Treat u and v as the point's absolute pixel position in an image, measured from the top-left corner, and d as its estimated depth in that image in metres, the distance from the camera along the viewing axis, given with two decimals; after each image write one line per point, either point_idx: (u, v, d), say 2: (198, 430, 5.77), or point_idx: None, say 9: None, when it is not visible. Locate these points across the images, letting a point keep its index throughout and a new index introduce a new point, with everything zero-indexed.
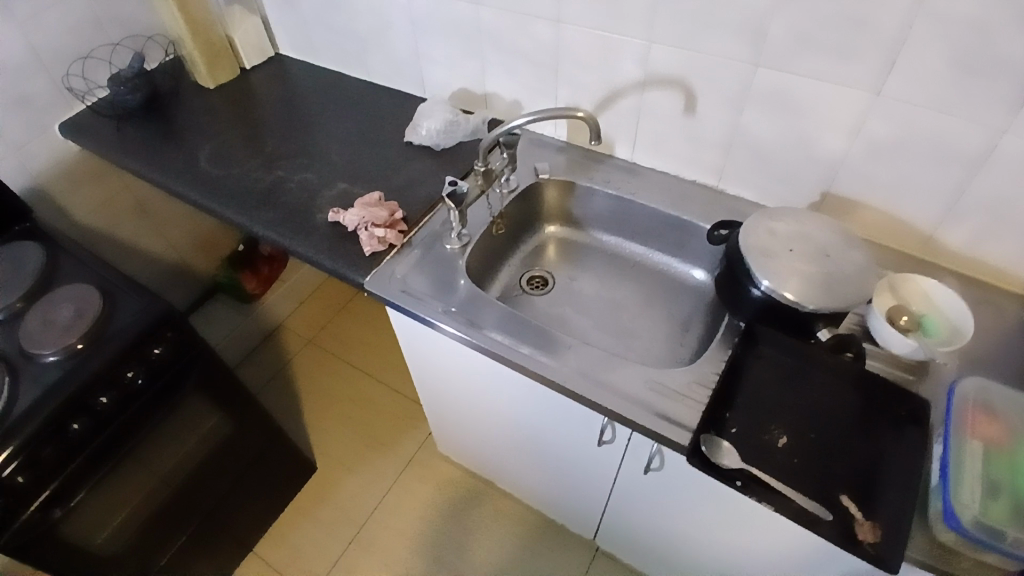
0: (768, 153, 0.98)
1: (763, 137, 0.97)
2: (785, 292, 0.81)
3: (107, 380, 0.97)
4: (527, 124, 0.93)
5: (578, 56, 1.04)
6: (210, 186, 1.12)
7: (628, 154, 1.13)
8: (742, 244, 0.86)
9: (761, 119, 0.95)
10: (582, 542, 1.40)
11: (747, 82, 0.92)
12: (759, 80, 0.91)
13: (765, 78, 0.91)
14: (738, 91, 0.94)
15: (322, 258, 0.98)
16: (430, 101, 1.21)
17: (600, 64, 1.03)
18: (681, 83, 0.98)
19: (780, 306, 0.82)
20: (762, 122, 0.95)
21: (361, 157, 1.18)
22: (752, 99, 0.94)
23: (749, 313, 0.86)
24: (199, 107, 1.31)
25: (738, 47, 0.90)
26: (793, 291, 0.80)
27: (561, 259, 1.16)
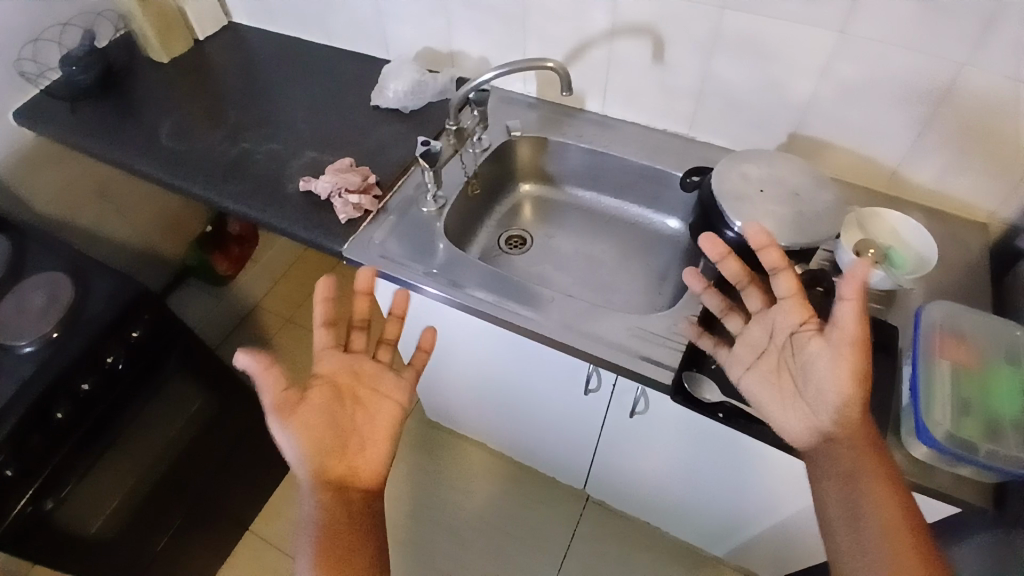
0: (737, 97, 0.99)
1: (732, 83, 0.98)
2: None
3: (88, 366, 0.95)
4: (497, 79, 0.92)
5: (547, 7, 1.02)
6: (175, 163, 1.09)
7: (599, 107, 1.13)
8: (715, 188, 0.88)
9: (730, 63, 0.96)
10: (573, 493, 1.44)
11: (715, 26, 0.93)
12: (727, 23, 0.92)
13: (733, 21, 0.91)
14: (706, 37, 0.94)
15: (297, 229, 0.97)
16: (395, 62, 1.18)
17: (570, 16, 1.02)
18: (651, 31, 0.97)
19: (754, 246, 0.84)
20: (730, 66, 0.96)
21: (329, 124, 1.15)
22: (721, 44, 0.94)
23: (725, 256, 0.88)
24: (155, 82, 1.26)
25: None
26: (766, 231, 0.82)
27: (537, 217, 1.16)
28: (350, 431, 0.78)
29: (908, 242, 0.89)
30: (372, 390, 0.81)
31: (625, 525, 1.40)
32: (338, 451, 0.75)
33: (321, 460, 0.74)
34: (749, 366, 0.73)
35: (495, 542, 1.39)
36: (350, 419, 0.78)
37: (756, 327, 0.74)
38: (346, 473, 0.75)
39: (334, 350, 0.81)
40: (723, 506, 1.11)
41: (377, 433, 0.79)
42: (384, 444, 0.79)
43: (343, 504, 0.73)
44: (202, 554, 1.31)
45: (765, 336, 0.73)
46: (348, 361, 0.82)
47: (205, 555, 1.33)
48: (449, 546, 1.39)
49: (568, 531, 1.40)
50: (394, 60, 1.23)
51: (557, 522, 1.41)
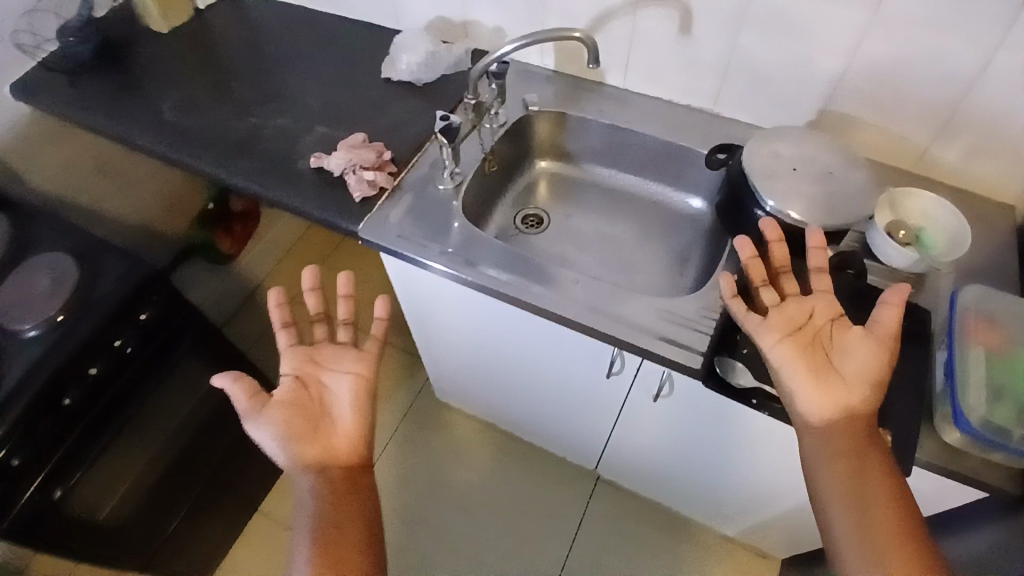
0: (766, 73, 0.95)
1: (760, 59, 0.94)
2: (788, 212, 0.81)
3: (96, 350, 0.93)
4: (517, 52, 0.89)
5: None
6: (181, 139, 1.06)
7: (620, 82, 1.09)
8: (746, 167, 0.86)
9: (760, 37, 0.92)
10: (584, 473, 1.43)
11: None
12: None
13: None
14: (734, 10, 0.91)
15: (311, 208, 0.94)
16: (407, 33, 1.13)
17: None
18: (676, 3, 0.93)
19: (784, 227, 0.82)
20: (759, 41, 0.92)
21: (340, 98, 1.11)
22: (751, 17, 0.90)
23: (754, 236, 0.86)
24: (156, 53, 1.22)
25: None
26: (797, 211, 0.80)
27: (553, 196, 1.13)
28: (320, 415, 0.76)
29: (944, 229, 0.86)
30: (334, 371, 0.79)
31: (636, 505, 1.40)
32: (311, 437, 0.73)
33: (297, 450, 0.72)
34: (785, 336, 0.70)
35: (506, 520, 1.39)
36: (321, 406, 0.77)
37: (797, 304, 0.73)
38: (325, 457, 0.73)
39: (294, 347, 0.80)
40: (743, 486, 1.10)
41: (346, 407, 0.77)
42: (354, 419, 0.76)
43: (327, 489, 0.71)
44: (214, 534, 1.31)
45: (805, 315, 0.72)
46: (310, 351, 0.80)
47: (216, 536, 1.32)
48: (460, 526, 1.38)
49: (579, 510, 1.39)
50: (405, 31, 1.18)
51: (568, 500, 1.41)
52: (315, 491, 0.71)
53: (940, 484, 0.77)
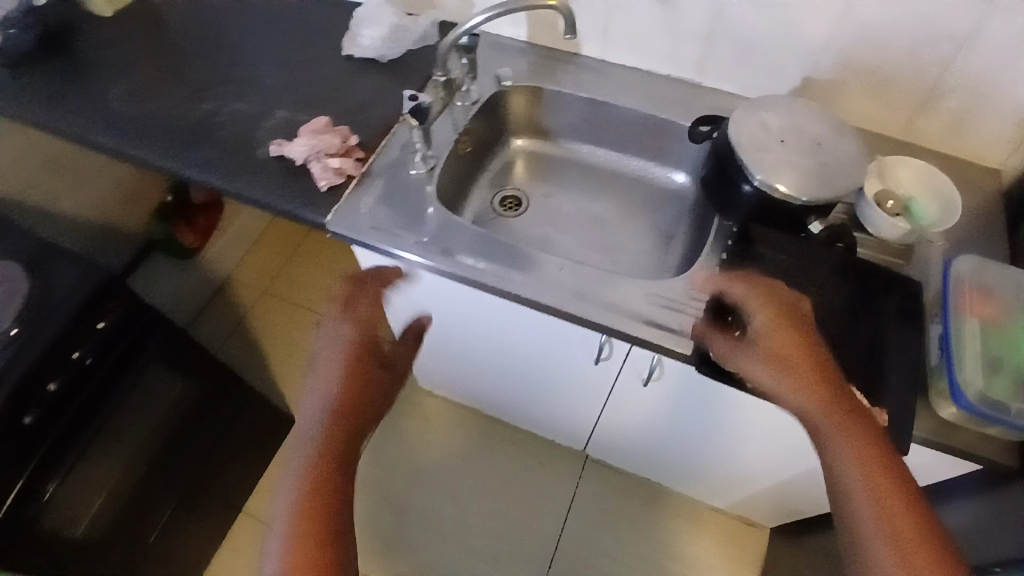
0: (751, 38, 0.91)
1: (743, 24, 0.90)
2: (776, 185, 0.77)
3: (54, 364, 0.88)
4: (488, 22, 0.83)
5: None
6: (129, 129, 0.98)
7: (598, 52, 1.03)
8: (733, 139, 0.82)
9: (745, 0, 0.87)
10: (573, 455, 1.41)
11: None
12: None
13: None
14: None
15: (275, 199, 0.88)
16: (368, 5, 1.06)
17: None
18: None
19: (773, 202, 0.79)
20: (742, 4, 0.87)
21: (300, 78, 1.04)
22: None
23: (743, 213, 0.83)
24: (97, 37, 1.13)
25: None
26: (787, 184, 0.77)
27: (531, 175, 1.09)
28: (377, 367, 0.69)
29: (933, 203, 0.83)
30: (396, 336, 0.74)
31: (626, 483, 1.38)
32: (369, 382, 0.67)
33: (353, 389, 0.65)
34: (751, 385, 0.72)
35: (495, 506, 1.36)
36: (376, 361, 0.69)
37: (731, 354, 0.70)
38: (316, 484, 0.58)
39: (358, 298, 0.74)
40: (736, 464, 1.08)
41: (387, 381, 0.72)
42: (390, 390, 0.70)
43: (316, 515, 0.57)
44: (195, 539, 1.26)
45: (740, 364, 0.69)
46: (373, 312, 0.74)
47: (198, 541, 1.28)
48: (449, 514, 1.35)
49: (570, 492, 1.37)
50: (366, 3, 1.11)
51: (558, 483, 1.38)
52: (296, 519, 0.56)
53: (935, 459, 0.76)
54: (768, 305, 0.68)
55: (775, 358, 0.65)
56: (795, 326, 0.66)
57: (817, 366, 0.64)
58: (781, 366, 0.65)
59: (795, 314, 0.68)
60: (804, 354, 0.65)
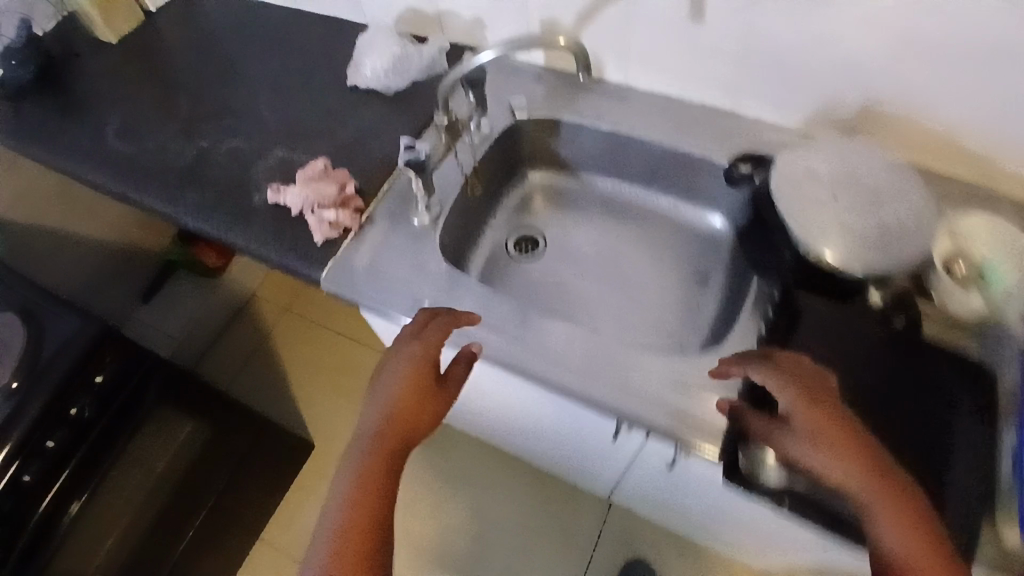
0: (796, 63, 0.78)
1: (787, 49, 0.77)
2: (823, 252, 0.66)
3: (50, 420, 0.85)
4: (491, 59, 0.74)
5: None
6: (125, 170, 0.94)
7: (620, 77, 0.92)
8: (775, 194, 0.70)
9: (790, 23, 0.74)
10: (596, 496, 1.33)
11: None
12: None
13: None
14: None
15: (267, 253, 0.82)
16: (371, 29, 0.98)
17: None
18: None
19: (820, 270, 0.68)
20: (787, 26, 0.75)
21: (299, 112, 0.97)
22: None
23: (783, 276, 0.72)
24: (102, 67, 1.10)
25: None
26: (837, 253, 0.66)
27: (549, 212, 1.00)
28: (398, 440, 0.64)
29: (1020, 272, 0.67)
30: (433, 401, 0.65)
31: (651, 531, 1.29)
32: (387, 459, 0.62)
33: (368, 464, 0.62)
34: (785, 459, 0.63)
35: (512, 549, 1.30)
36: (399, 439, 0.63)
37: (769, 438, 0.61)
38: (357, 516, 0.59)
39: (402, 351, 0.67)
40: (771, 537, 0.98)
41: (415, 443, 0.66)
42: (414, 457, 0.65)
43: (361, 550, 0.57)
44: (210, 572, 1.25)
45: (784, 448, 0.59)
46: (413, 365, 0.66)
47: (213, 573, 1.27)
48: (465, 555, 1.31)
49: (592, 536, 1.30)
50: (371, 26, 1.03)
51: (579, 528, 1.31)
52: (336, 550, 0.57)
53: None
54: (798, 381, 0.59)
55: (821, 443, 0.57)
56: (830, 404, 0.58)
57: (863, 448, 0.56)
58: (829, 451, 0.56)
59: (827, 391, 0.59)
60: (848, 436, 0.56)
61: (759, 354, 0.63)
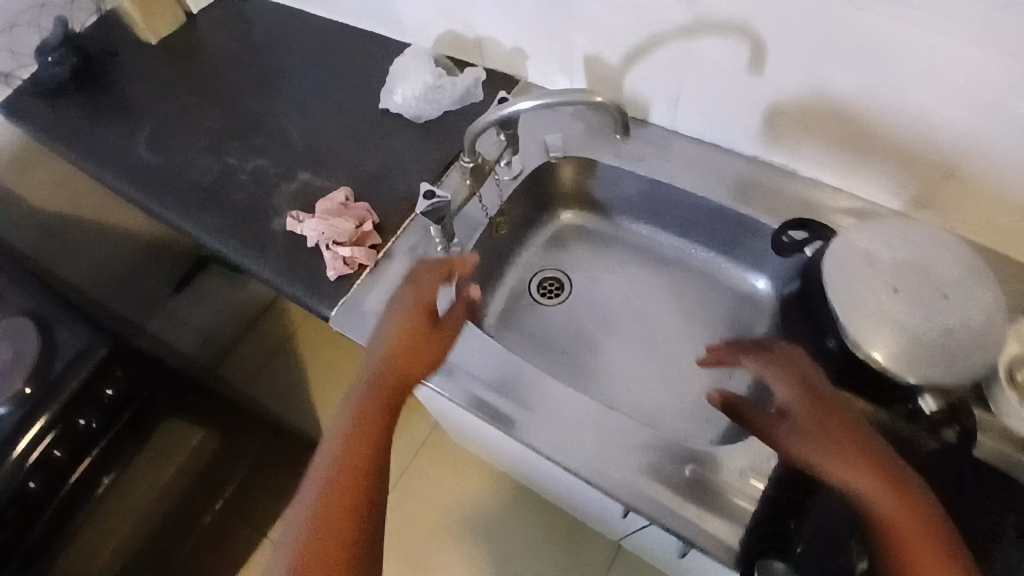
0: (862, 120, 0.72)
1: (857, 107, 0.71)
2: (871, 352, 0.61)
3: (59, 430, 0.86)
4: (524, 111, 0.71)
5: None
6: (152, 183, 0.93)
7: (666, 119, 0.87)
8: (825, 277, 0.65)
9: (861, 82, 0.68)
10: (606, 539, 1.28)
11: (841, 33, 0.65)
12: (856, 26, 0.64)
13: (863, 29, 0.64)
14: (826, 47, 0.67)
15: (280, 284, 0.79)
16: (409, 52, 0.94)
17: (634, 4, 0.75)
18: (741, 30, 0.71)
19: (863, 364, 0.63)
20: (858, 85, 0.69)
21: (328, 133, 0.94)
22: (847, 50, 0.66)
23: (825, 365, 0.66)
24: (140, 70, 1.09)
25: None
26: (888, 353, 0.60)
27: (579, 253, 0.95)
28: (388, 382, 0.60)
29: None
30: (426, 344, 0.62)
31: None
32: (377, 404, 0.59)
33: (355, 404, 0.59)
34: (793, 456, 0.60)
35: None
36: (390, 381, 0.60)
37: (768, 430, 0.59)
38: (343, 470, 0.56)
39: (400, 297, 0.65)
40: None
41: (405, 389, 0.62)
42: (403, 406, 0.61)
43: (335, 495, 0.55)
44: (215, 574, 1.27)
45: (772, 438, 0.59)
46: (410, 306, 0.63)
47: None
48: None
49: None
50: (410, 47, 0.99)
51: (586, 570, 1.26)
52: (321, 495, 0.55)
53: None
54: (786, 372, 0.59)
55: (807, 430, 0.55)
56: (819, 395, 0.57)
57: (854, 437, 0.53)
58: (822, 441, 0.54)
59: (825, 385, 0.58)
60: (838, 426, 0.54)
61: (751, 343, 0.64)
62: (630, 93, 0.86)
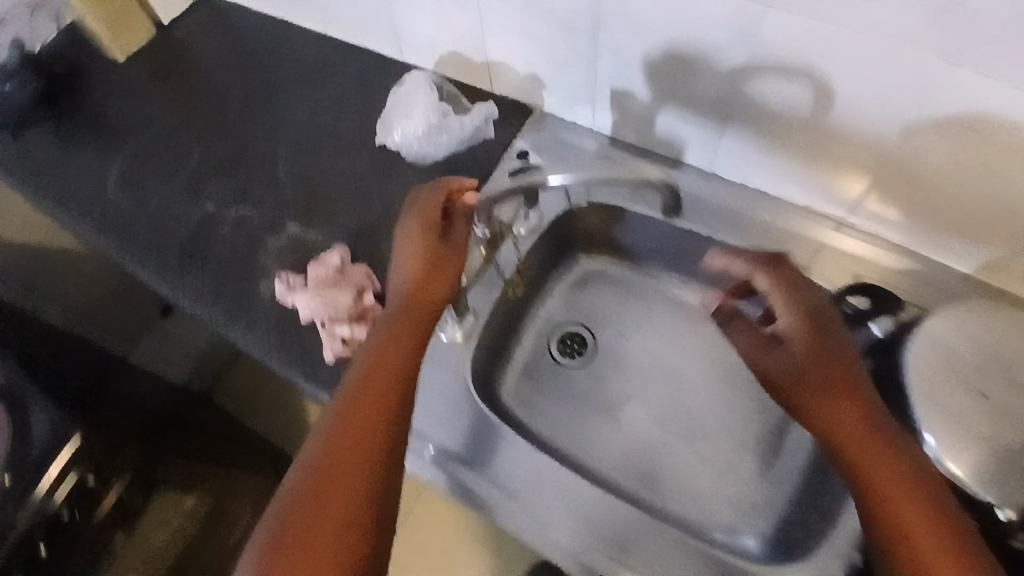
0: (939, 186, 0.62)
1: (934, 171, 0.61)
2: (950, 461, 0.50)
3: (37, 533, 0.83)
4: (571, 181, 0.68)
5: (647, 30, 0.65)
6: (122, 233, 0.82)
7: (706, 163, 0.77)
8: (905, 367, 0.55)
9: (944, 147, 0.59)
10: None
11: (928, 90, 0.55)
12: (949, 89, 0.54)
13: (959, 89, 0.54)
14: (910, 103, 0.57)
15: (272, 364, 0.70)
16: (409, 80, 0.83)
17: (680, 47, 0.65)
18: (801, 80, 0.61)
19: None
20: (940, 150, 0.59)
21: (319, 173, 0.84)
22: (929, 114, 0.57)
23: None
24: (105, 92, 0.96)
25: (935, 35, 0.51)
26: (971, 469, 0.49)
27: (604, 304, 0.86)
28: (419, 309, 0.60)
29: None
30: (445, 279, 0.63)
31: None
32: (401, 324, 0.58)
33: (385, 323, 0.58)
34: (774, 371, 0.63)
35: None
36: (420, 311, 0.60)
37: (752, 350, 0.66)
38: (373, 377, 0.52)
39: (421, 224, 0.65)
40: None
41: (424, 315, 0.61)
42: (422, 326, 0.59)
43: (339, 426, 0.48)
44: None
45: (761, 360, 0.64)
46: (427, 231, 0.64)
47: None
48: None
49: None
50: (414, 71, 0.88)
51: None
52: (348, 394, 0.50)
53: None
54: (788, 300, 0.62)
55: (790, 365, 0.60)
56: (818, 324, 0.60)
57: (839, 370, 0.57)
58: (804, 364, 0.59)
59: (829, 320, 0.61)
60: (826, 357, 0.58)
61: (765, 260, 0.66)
62: (664, 133, 0.76)
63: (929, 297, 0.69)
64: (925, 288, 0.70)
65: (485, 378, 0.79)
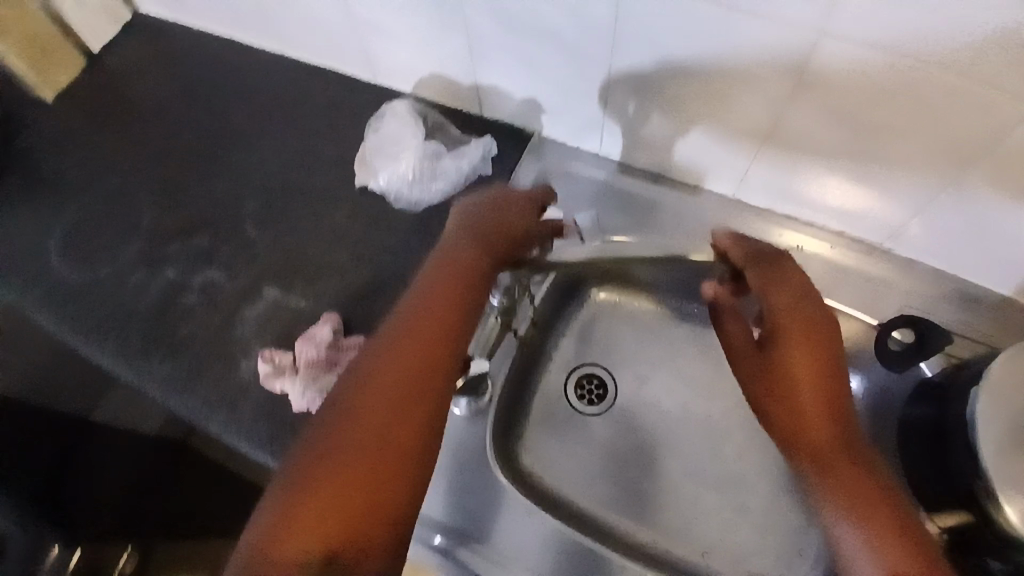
0: (994, 226, 0.56)
1: (992, 209, 0.55)
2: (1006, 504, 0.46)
3: None
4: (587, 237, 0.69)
5: (670, 57, 0.57)
6: (72, 311, 0.72)
7: (728, 190, 0.70)
8: (979, 399, 0.50)
9: (1009, 184, 0.52)
10: None
11: (1000, 129, 0.48)
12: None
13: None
14: (975, 142, 0.50)
15: (263, 458, 0.62)
16: (400, 117, 0.75)
17: (709, 75, 0.57)
18: (849, 116, 0.54)
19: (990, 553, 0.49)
20: (1003, 189, 0.53)
21: (295, 226, 0.74)
22: (996, 153, 0.50)
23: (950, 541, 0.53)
24: (34, 141, 0.84)
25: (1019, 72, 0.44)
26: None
27: (622, 340, 0.79)
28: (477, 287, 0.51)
29: None
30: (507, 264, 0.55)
31: None
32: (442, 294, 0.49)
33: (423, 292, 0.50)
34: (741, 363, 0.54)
35: None
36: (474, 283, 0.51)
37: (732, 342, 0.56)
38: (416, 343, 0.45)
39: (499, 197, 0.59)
40: None
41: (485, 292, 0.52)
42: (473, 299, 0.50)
43: (366, 379, 0.42)
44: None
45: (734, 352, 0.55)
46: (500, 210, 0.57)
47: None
48: None
49: None
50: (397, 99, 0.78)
51: None
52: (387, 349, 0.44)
53: None
54: (769, 293, 0.51)
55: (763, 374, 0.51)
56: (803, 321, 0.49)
57: (824, 392, 0.47)
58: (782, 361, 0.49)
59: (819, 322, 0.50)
60: (811, 377, 0.48)
61: (752, 256, 0.53)
62: (681, 160, 0.69)
63: (975, 329, 0.64)
64: (975, 318, 0.64)
65: (499, 435, 0.70)
